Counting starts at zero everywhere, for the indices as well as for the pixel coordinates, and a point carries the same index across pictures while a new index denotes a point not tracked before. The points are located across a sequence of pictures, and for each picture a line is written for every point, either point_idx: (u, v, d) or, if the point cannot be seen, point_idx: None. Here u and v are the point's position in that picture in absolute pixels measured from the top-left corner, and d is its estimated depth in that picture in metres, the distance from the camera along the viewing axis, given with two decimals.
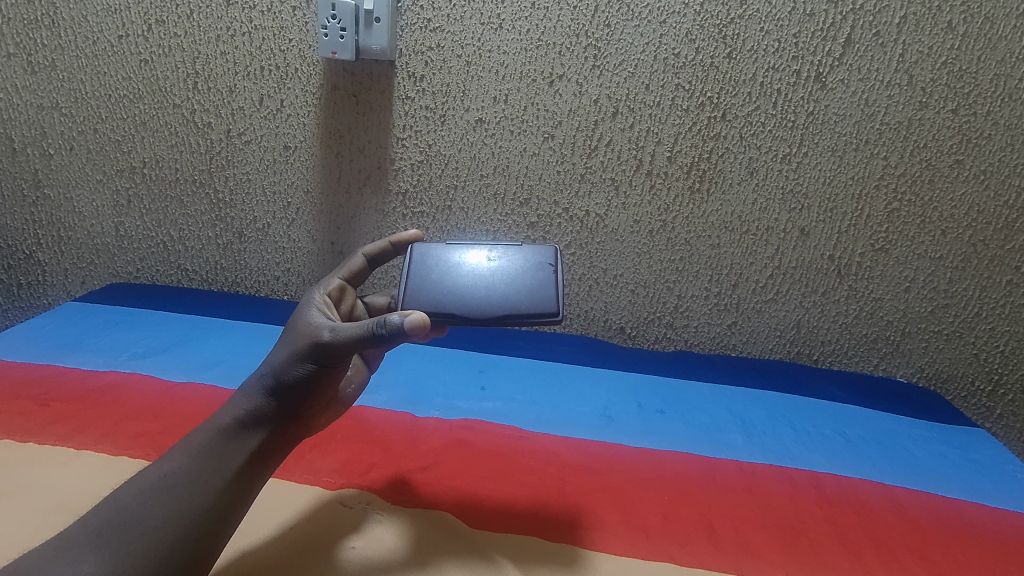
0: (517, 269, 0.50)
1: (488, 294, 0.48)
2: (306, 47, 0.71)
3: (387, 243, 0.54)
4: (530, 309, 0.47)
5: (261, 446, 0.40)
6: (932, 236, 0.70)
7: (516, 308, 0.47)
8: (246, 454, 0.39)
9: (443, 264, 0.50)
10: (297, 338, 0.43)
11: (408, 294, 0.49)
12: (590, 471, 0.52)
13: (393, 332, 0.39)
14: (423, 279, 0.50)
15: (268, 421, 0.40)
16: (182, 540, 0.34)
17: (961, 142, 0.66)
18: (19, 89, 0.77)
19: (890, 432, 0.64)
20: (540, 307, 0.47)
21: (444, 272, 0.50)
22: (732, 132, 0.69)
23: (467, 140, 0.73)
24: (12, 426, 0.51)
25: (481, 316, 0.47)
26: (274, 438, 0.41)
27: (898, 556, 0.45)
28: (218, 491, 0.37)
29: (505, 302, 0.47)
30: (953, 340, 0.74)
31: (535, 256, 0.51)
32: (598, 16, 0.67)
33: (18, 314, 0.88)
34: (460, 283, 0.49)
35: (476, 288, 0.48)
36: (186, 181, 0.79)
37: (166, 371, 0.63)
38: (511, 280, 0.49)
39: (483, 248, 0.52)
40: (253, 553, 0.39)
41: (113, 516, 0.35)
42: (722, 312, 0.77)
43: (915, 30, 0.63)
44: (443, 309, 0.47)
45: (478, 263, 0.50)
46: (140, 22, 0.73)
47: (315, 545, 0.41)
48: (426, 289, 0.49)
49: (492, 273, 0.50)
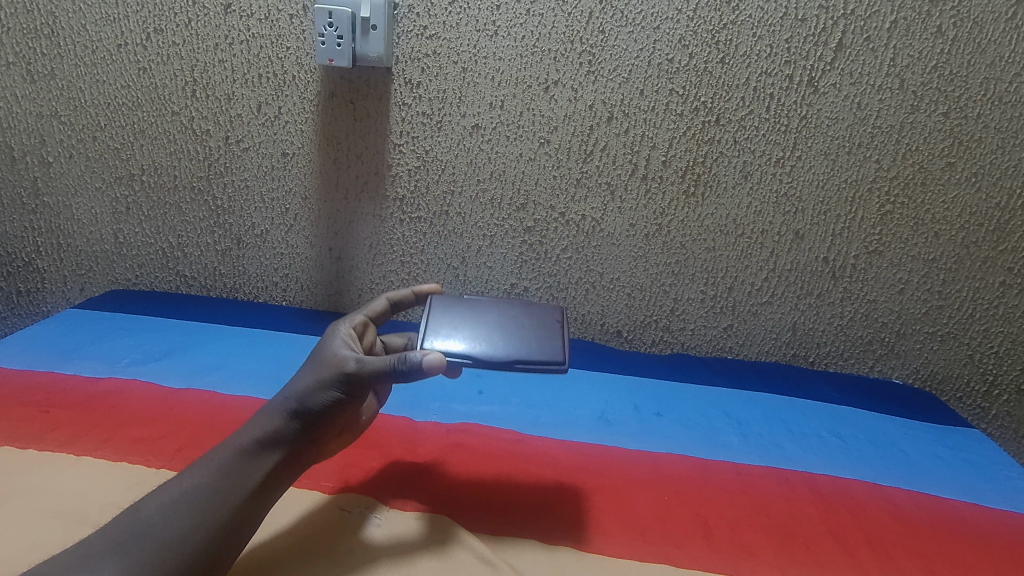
0: (532, 326, 0.52)
1: (501, 343, 0.50)
2: (303, 55, 0.72)
3: (410, 292, 0.55)
4: (540, 358, 0.49)
5: (275, 468, 0.40)
6: (925, 238, 0.70)
7: (526, 355, 0.49)
8: (259, 467, 0.39)
9: (463, 314, 0.53)
10: (321, 365, 0.44)
11: (423, 333, 0.50)
12: (587, 472, 0.52)
13: (412, 367, 0.41)
14: (440, 322, 0.52)
15: (286, 439, 0.41)
16: (192, 547, 0.35)
17: (952, 144, 0.67)
18: (18, 97, 0.77)
19: (886, 433, 0.64)
20: (549, 354, 0.49)
21: (462, 320, 0.52)
22: (726, 136, 0.69)
23: (463, 146, 0.73)
24: (12, 433, 0.51)
25: (492, 359, 0.48)
26: (288, 461, 0.41)
27: (892, 555, 0.46)
28: (227, 499, 0.37)
29: (516, 350, 0.49)
30: (948, 341, 0.74)
31: (547, 315, 0.54)
32: (593, 23, 0.67)
33: (17, 321, 0.88)
34: (474, 329, 0.51)
35: (491, 337, 0.50)
36: (185, 188, 0.79)
37: (165, 377, 0.63)
38: (525, 334, 0.51)
39: (503, 306, 0.55)
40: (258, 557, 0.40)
41: (125, 526, 0.35)
42: (719, 314, 0.77)
43: (906, 35, 0.64)
44: (455, 348, 0.49)
45: (496, 318, 0.53)
46: (139, 30, 0.74)
47: (318, 547, 0.41)
48: (442, 330, 0.51)
49: (504, 323, 0.52)
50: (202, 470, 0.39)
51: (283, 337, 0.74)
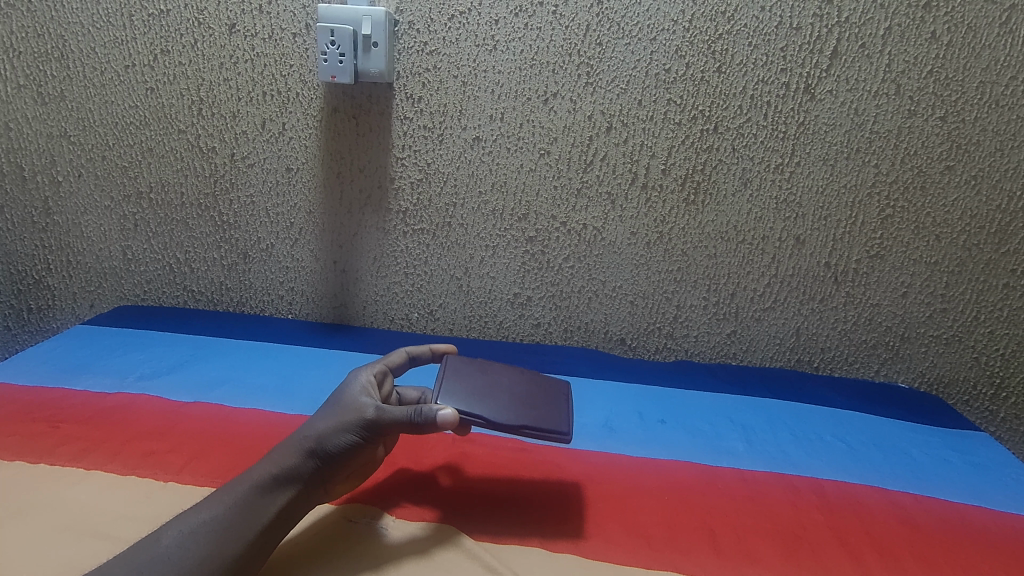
0: (543, 400, 0.54)
1: (511, 408, 0.50)
2: (306, 72, 0.73)
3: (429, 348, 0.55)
4: (549, 430, 0.50)
5: (290, 502, 0.41)
6: (926, 241, 0.71)
7: (534, 424, 0.50)
8: (270, 489, 0.41)
9: (479, 372, 0.53)
10: (341, 409, 0.45)
11: (439, 384, 0.50)
12: (592, 481, 0.52)
13: (428, 420, 0.43)
14: (456, 375, 0.52)
15: (301, 472, 0.42)
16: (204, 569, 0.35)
17: (950, 148, 0.67)
18: (29, 119, 0.79)
19: (893, 437, 0.64)
20: (556, 426, 0.50)
21: (476, 377, 0.53)
22: (725, 144, 0.70)
23: (464, 158, 0.74)
24: (24, 448, 0.52)
25: (498, 419, 0.49)
26: (302, 496, 0.41)
27: (899, 557, 0.46)
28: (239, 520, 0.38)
29: (526, 418, 0.50)
30: (953, 344, 0.74)
31: (557, 393, 0.56)
32: (590, 36, 0.69)
33: (27, 338, 0.89)
34: (486, 389, 0.52)
35: (502, 400, 0.51)
36: (192, 205, 0.80)
37: (173, 391, 0.64)
38: (535, 406, 0.52)
39: (517, 373, 0.56)
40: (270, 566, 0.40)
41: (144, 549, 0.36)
42: (722, 321, 0.77)
43: (901, 41, 0.65)
44: (467, 403, 0.49)
45: (508, 384, 0.54)
46: (146, 52, 0.75)
47: (330, 559, 0.41)
48: (457, 383, 0.51)
49: (516, 390, 0.53)
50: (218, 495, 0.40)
51: (288, 350, 0.75)
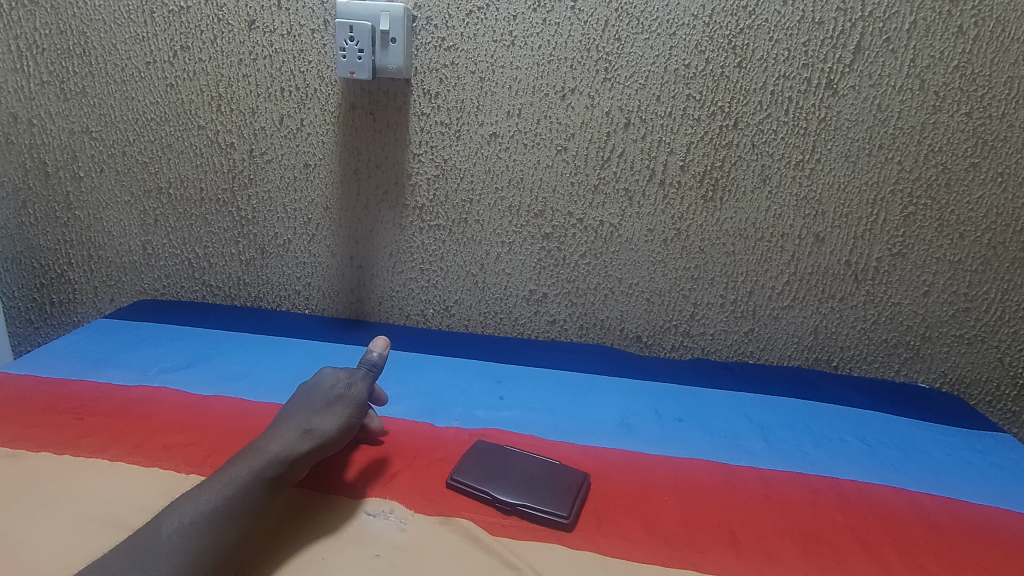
0: None
1: None
2: (324, 68, 0.74)
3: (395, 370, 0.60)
4: None
5: None
6: (949, 239, 0.69)
7: None
8: None
9: None
10: (313, 398, 0.50)
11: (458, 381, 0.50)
12: (608, 478, 0.53)
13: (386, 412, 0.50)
14: None
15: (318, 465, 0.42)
16: None
17: (976, 145, 0.66)
18: (52, 115, 0.80)
19: (912, 437, 0.63)
20: None
21: None
22: (744, 140, 0.69)
23: (481, 154, 0.74)
24: (49, 438, 0.53)
25: None
26: None
27: (920, 559, 0.46)
28: None
29: None
30: (975, 344, 0.73)
31: None
32: (609, 31, 0.68)
33: (49, 331, 0.90)
34: None
35: None
36: (211, 200, 0.81)
37: (193, 385, 0.64)
38: None
39: None
40: (261, 559, 0.41)
41: (172, 542, 0.37)
42: (739, 318, 0.77)
43: (926, 35, 0.64)
44: None
45: None
46: (166, 48, 0.76)
47: (325, 549, 0.43)
48: None
49: None
50: (240, 489, 0.41)
51: (305, 345, 0.76)
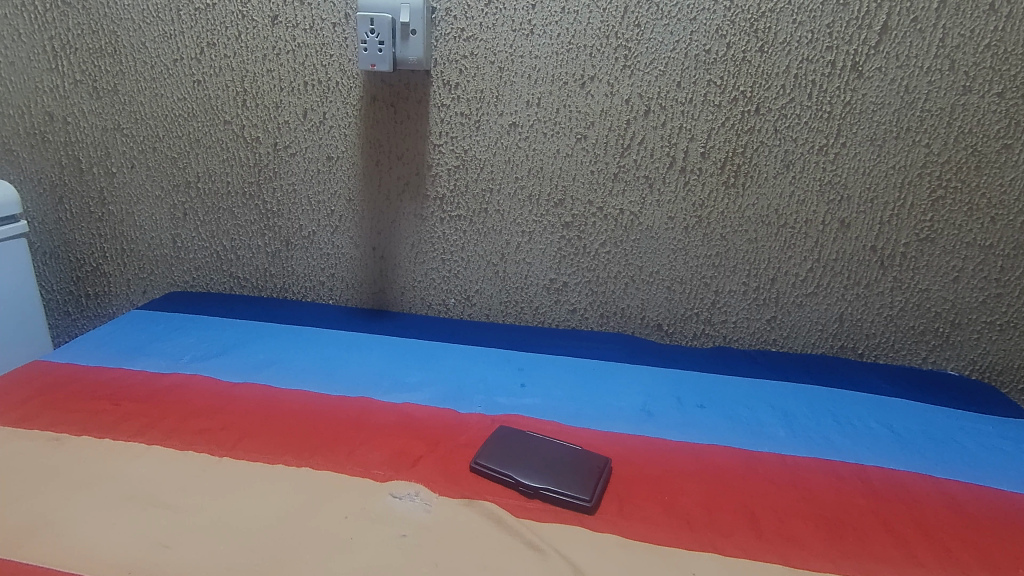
0: None
1: None
2: (345, 61, 0.75)
3: None
4: None
5: None
6: (980, 223, 0.68)
7: None
8: None
9: None
10: None
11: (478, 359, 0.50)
12: (631, 463, 0.53)
13: None
14: None
15: None
16: None
17: (1008, 125, 0.64)
18: (85, 112, 0.82)
19: (942, 425, 0.62)
20: None
21: None
22: (766, 125, 0.69)
23: (501, 144, 0.74)
24: (88, 423, 0.56)
25: None
26: None
27: (951, 548, 0.45)
28: None
29: None
30: (1007, 331, 0.71)
31: None
32: (629, 17, 0.68)
33: (85, 323, 0.93)
34: None
35: None
36: (237, 193, 0.83)
37: (223, 373, 0.66)
38: None
39: None
40: (292, 538, 0.43)
41: None
42: (762, 306, 0.76)
43: (956, 14, 0.62)
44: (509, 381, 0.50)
45: None
46: (193, 45, 0.78)
47: (355, 528, 0.44)
48: None
49: None
50: None
51: (330, 334, 0.77)
